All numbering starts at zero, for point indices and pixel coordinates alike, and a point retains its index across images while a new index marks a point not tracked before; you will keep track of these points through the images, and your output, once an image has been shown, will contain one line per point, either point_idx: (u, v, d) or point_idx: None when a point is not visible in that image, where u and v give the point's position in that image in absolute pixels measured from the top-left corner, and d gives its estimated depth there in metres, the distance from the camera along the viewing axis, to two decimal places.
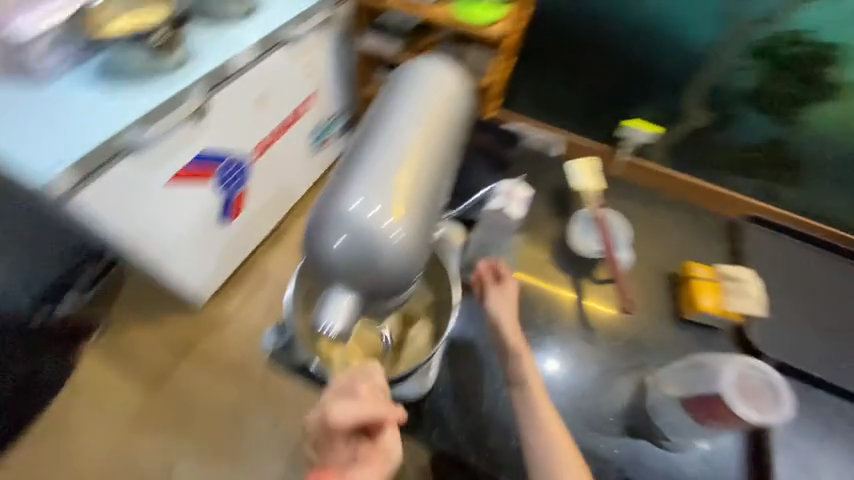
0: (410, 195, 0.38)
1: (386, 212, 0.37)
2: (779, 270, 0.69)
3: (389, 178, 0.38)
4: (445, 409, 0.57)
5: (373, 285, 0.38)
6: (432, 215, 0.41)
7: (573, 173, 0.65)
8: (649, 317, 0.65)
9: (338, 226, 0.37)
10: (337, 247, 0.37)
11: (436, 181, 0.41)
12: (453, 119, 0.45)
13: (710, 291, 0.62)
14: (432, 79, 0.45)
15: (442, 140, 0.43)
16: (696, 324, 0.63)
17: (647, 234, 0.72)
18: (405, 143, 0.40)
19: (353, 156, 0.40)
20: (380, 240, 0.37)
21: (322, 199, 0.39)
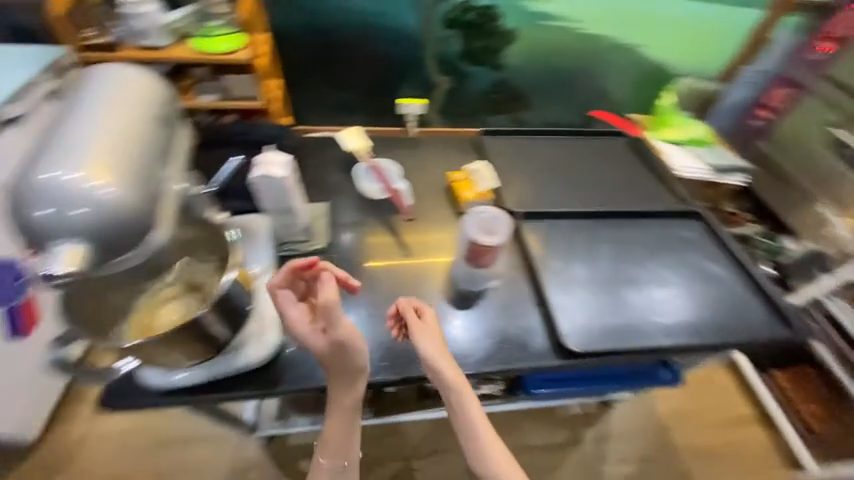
0: (104, 153, 0.42)
1: (82, 173, 0.41)
2: (516, 165, 0.97)
3: (81, 144, 0.42)
4: (300, 354, 0.65)
5: (109, 234, 0.42)
6: (138, 167, 0.45)
7: (343, 143, 0.90)
8: (435, 220, 0.85)
9: (47, 203, 0.40)
10: (50, 214, 0.40)
11: (134, 139, 0.45)
12: (148, 106, 0.50)
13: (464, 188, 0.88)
14: (123, 71, 0.51)
15: (140, 120, 0.48)
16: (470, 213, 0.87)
17: (421, 173, 0.94)
18: (90, 116, 0.45)
19: (41, 149, 0.43)
20: (88, 191, 0.41)
21: (26, 188, 0.41)
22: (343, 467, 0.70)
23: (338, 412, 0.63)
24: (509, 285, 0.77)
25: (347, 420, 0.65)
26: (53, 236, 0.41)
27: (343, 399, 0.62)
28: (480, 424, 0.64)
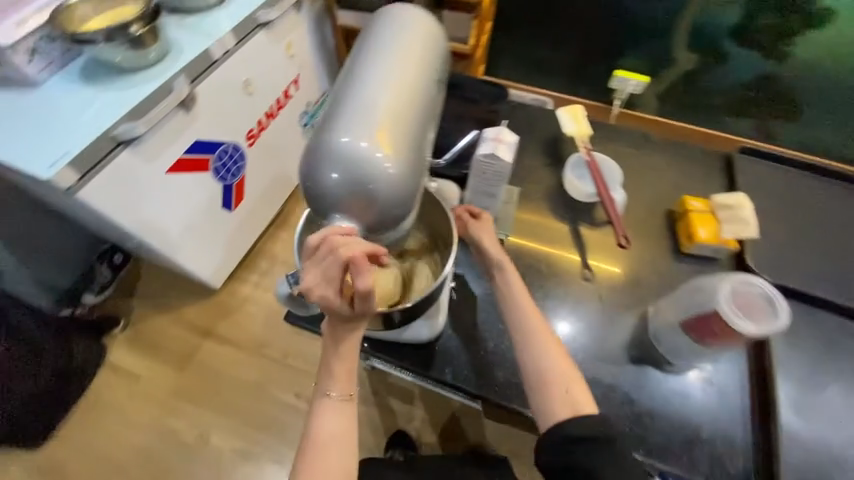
0: (395, 126, 0.37)
1: (374, 144, 0.36)
2: (780, 214, 0.72)
3: (377, 107, 0.37)
4: (456, 349, 0.63)
5: (380, 215, 0.37)
6: (419, 143, 0.39)
7: (563, 123, 0.73)
8: (645, 252, 0.69)
9: (332, 167, 0.36)
10: (334, 182, 0.36)
11: (420, 114, 0.39)
12: (431, 68, 0.43)
13: (706, 224, 0.65)
14: (413, 20, 0.44)
15: (423, 85, 0.41)
16: (693, 257, 0.67)
17: (637, 183, 0.75)
18: (385, 74, 0.39)
19: (333, 103, 0.39)
20: (376, 167, 0.35)
21: (314, 141, 0.37)
22: (349, 397, 0.55)
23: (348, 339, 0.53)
24: (718, 379, 0.61)
25: (353, 346, 0.54)
26: (326, 203, 0.38)
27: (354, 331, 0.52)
28: (518, 291, 0.58)
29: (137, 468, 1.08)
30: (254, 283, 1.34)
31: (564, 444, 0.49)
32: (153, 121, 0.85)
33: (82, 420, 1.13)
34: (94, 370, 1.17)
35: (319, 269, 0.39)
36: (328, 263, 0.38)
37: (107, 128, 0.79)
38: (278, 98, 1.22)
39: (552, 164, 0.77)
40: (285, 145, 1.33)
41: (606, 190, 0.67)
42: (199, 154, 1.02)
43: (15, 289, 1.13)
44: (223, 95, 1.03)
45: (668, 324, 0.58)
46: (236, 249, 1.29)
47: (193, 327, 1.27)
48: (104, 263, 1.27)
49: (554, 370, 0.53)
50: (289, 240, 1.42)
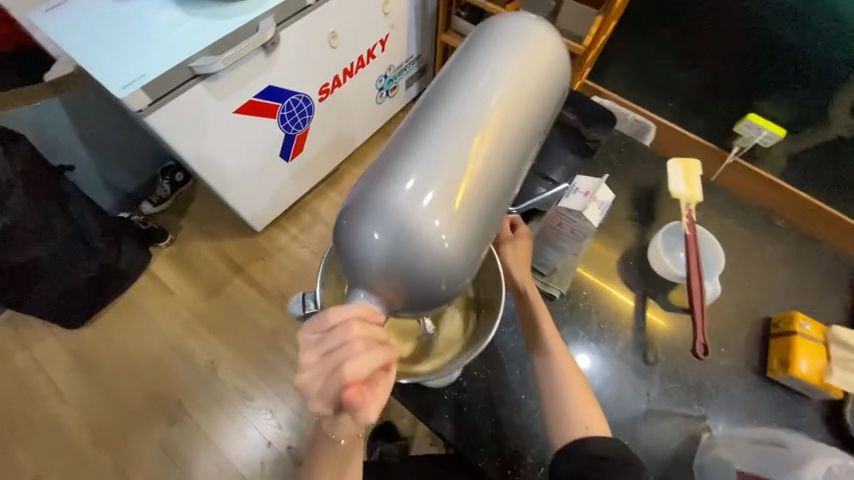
0: (464, 193, 0.29)
1: (432, 213, 0.28)
2: None
3: (448, 162, 0.29)
4: (465, 407, 0.52)
5: (418, 291, 0.31)
6: (489, 213, 0.31)
7: (673, 181, 0.60)
8: (721, 361, 0.56)
9: (374, 226, 0.29)
10: (373, 242, 0.29)
11: (501, 179, 0.31)
12: (532, 113, 0.33)
13: (813, 353, 0.53)
14: (528, 44, 0.34)
15: (517, 137, 0.32)
16: (780, 385, 0.55)
17: (738, 273, 0.62)
18: (473, 118, 0.30)
19: (397, 138, 0.31)
20: (426, 241, 0.28)
21: (364, 181, 0.31)
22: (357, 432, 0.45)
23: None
24: None
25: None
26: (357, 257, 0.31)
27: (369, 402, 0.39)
28: (535, 301, 0.52)
29: (151, 374, 1.17)
30: (292, 235, 1.35)
31: (582, 462, 0.43)
32: (232, 58, 0.81)
33: (118, 315, 1.24)
34: (137, 274, 1.27)
35: (328, 350, 0.31)
36: (341, 351, 0.30)
37: (185, 59, 0.77)
38: (360, 56, 1.15)
39: (639, 221, 0.65)
40: (356, 107, 1.28)
41: (699, 279, 0.54)
42: (269, 100, 1.00)
43: (88, 183, 1.22)
44: (306, 44, 0.98)
45: (721, 463, 0.46)
46: (281, 199, 1.29)
47: (228, 261, 1.31)
48: (166, 178, 1.33)
49: (568, 393, 0.48)
50: (335, 202, 1.40)
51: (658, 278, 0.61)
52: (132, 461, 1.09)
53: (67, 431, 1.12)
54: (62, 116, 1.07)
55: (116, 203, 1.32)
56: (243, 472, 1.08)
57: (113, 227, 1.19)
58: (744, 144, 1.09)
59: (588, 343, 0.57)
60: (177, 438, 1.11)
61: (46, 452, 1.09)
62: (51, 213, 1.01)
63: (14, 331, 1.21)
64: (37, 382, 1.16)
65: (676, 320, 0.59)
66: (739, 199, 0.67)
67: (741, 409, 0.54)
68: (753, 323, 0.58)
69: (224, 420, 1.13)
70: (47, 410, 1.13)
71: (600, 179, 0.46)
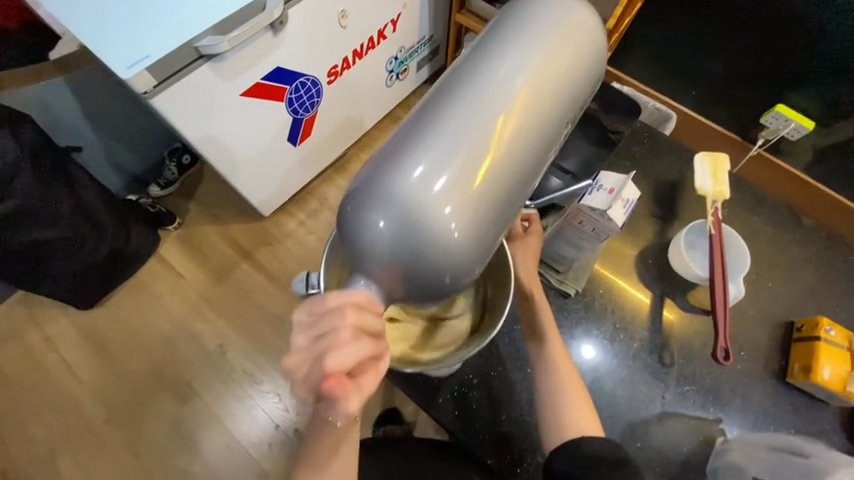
0: (473, 180, 0.27)
1: (437, 199, 0.26)
2: None
3: (464, 148, 0.27)
4: (471, 402, 0.52)
5: (420, 285, 0.28)
6: (502, 206, 0.29)
7: (699, 177, 0.57)
8: (739, 363, 0.55)
9: (376, 210, 0.27)
10: (376, 229, 0.27)
11: (516, 167, 0.29)
12: (560, 102, 0.31)
13: (837, 360, 0.51)
14: (563, 28, 0.31)
15: (541, 127, 0.30)
16: (798, 390, 0.53)
17: (761, 273, 0.60)
18: (492, 102, 0.28)
19: (412, 120, 0.29)
20: (433, 231, 0.26)
21: (371, 163, 0.29)
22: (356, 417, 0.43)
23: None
24: None
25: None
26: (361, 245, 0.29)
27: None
28: (539, 301, 0.51)
29: (162, 356, 1.19)
30: (299, 221, 1.34)
31: (578, 464, 0.43)
32: (238, 39, 0.78)
33: (129, 297, 1.25)
34: (146, 257, 1.27)
35: (317, 337, 0.28)
36: (331, 336, 0.28)
37: (189, 39, 0.74)
38: (370, 37, 1.11)
39: (659, 218, 0.62)
40: (365, 90, 1.24)
41: (722, 281, 0.52)
42: (276, 82, 0.97)
43: (96, 164, 1.22)
44: (314, 24, 0.94)
45: (737, 469, 0.45)
46: (289, 184, 1.27)
47: (236, 246, 1.31)
48: (174, 161, 1.32)
49: (566, 396, 0.48)
50: (343, 188, 1.38)
51: (677, 277, 0.59)
52: (145, 439, 1.12)
53: (81, 409, 1.15)
54: (67, 97, 1.05)
55: (125, 185, 1.32)
56: (251, 452, 1.11)
57: (121, 210, 1.18)
58: (771, 136, 1.04)
59: (601, 344, 0.56)
60: (188, 418, 1.14)
61: (63, 428, 1.13)
62: (59, 195, 1.01)
63: (28, 311, 1.23)
64: (51, 361, 1.19)
65: (693, 320, 0.57)
66: (766, 196, 0.64)
67: (756, 413, 0.53)
68: (774, 326, 0.57)
69: (233, 402, 1.15)
70: (61, 388, 1.16)
71: (627, 175, 0.43)
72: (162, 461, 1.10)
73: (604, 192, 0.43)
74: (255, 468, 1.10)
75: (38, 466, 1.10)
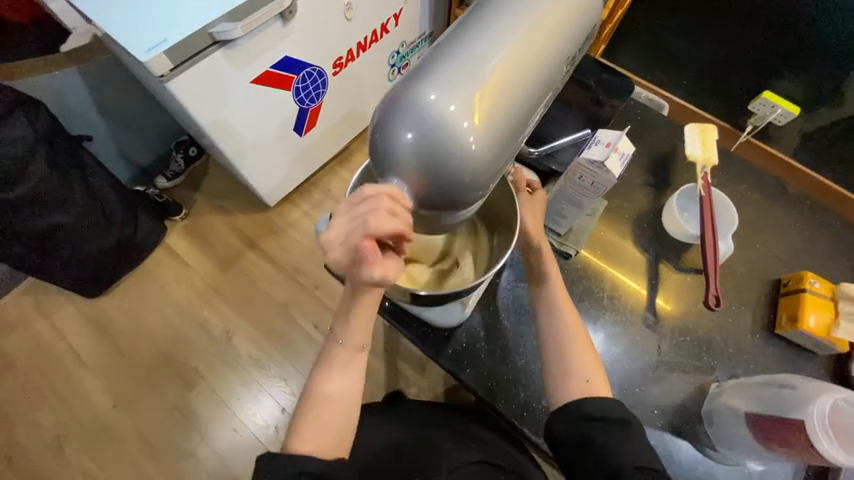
0: (500, 94, 0.27)
1: (465, 110, 0.26)
2: None
3: (490, 59, 0.27)
4: (479, 353, 0.56)
5: (444, 199, 0.28)
6: (522, 121, 0.29)
7: (687, 144, 0.61)
8: (730, 317, 0.59)
9: (405, 121, 0.26)
10: (405, 142, 0.26)
11: (536, 89, 0.29)
12: (576, 27, 0.31)
13: (821, 309, 0.54)
14: None
15: (560, 48, 0.30)
16: (785, 340, 0.57)
17: (750, 236, 0.63)
18: (516, 18, 0.28)
19: (437, 40, 0.29)
20: (461, 139, 0.26)
21: (396, 81, 0.28)
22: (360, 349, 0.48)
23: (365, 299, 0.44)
24: None
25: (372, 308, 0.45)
26: (385, 165, 0.29)
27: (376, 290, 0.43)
28: (547, 258, 0.54)
29: (168, 342, 1.21)
30: (304, 211, 1.37)
31: (580, 421, 0.45)
32: (250, 25, 0.82)
33: (136, 285, 1.27)
34: (153, 246, 1.29)
35: (361, 218, 0.31)
36: (372, 224, 0.30)
37: (205, 25, 0.78)
38: (374, 31, 1.15)
39: (653, 186, 0.66)
40: (368, 83, 1.28)
41: (713, 238, 0.55)
42: (285, 71, 1.01)
43: (105, 155, 1.24)
44: (321, 15, 0.98)
45: (731, 410, 0.50)
46: (295, 174, 1.30)
47: (241, 235, 1.33)
48: (180, 152, 1.35)
49: (574, 353, 0.49)
50: (346, 179, 1.42)
51: (672, 239, 0.63)
52: (152, 424, 1.13)
53: (88, 395, 1.15)
54: (79, 87, 1.08)
55: (132, 177, 1.35)
56: (257, 436, 1.12)
57: (129, 199, 1.21)
58: (758, 122, 1.08)
59: (601, 300, 0.59)
60: (194, 403, 1.15)
61: (69, 415, 1.13)
62: (72, 182, 1.03)
63: (35, 300, 1.24)
64: (57, 349, 1.20)
65: (688, 278, 0.61)
66: (753, 166, 0.68)
67: (747, 362, 0.56)
68: (761, 283, 0.61)
69: (239, 387, 1.17)
70: (68, 375, 1.17)
71: (622, 131, 0.48)
72: (168, 445, 1.11)
73: (603, 146, 0.48)
74: (261, 451, 1.11)
75: (43, 452, 1.10)
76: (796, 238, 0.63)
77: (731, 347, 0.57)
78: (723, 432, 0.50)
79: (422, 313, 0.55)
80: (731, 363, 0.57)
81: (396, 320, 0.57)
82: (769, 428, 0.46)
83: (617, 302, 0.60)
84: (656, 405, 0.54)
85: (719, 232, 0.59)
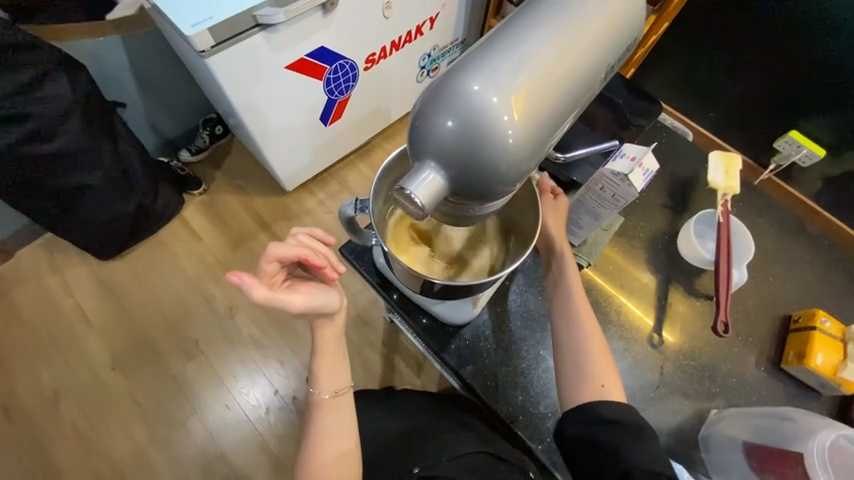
0: (540, 93, 0.28)
1: (507, 104, 0.27)
2: None
3: (534, 58, 0.28)
4: (483, 353, 0.56)
5: (477, 188, 0.29)
6: (558, 120, 0.30)
7: (711, 170, 0.61)
8: (736, 347, 0.58)
9: (448, 109, 0.27)
10: (445, 130, 0.27)
11: (574, 92, 0.30)
12: (616, 36, 0.32)
13: (829, 348, 0.54)
14: None
15: (600, 54, 0.31)
16: (790, 375, 0.57)
17: (764, 269, 0.63)
18: (562, 22, 0.29)
19: (482, 37, 0.30)
20: (500, 131, 0.27)
21: (440, 72, 0.29)
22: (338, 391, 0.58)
23: (330, 342, 0.57)
24: None
25: (337, 350, 0.59)
26: (421, 152, 0.29)
27: (333, 329, 0.57)
28: (567, 257, 0.55)
29: (172, 312, 1.23)
30: (319, 200, 1.38)
31: (593, 423, 0.46)
32: (294, 12, 0.85)
33: (148, 254, 1.29)
34: (169, 217, 1.32)
35: (294, 252, 0.47)
36: (311, 254, 0.48)
37: (251, 6, 0.81)
38: (409, 31, 1.17)
39: (672, 208, 0.66)
40: (397, 81, 1.30)
41: (727, 266, 0.55)
42: (318, 61, 1.03)
43: (135, 123, 1.28)
44: (361, 11, 1.00)
45: (729, 438, 0.50)
46: (316, 162, 1.33)
47: (256, 217, 1.35)
48: (207, 129, 1.38)
49: (588, 356, 0.50)
50: (364, 173, 1.43)
51: (684, 264, 0.63)
52: (147, 390, 1.15)
53: (89, 355, 1.17)
54: (119, 54, 1.12)
55: (158, 147, 1.38)
56: (248, 415, 1.13)
57: (153, 169, 1.24)
58: (781, 162, 1.07)
59: (609, 315, 0.60)
60: (191, 375, 1.16)
61: (68, 372, 1.15)
62: (102, 144, 1.07)
63: (50, 256, 1.27)
64: (65, 306, 1.22)
65: (697, 304, 0.61)
66: (773, 201, 0.68)
67: (749, 393, 0.56)
68: (771, 317, 0.60)
69: (236, 364, 1.18)
70: (71, 333, 1.19)
71: (648, 148, 0.48)
72: (161, 414, 1.12)
73: (628, 160, 0.48)
74: (250, 431, 1.11)
75: (40, 405, 1.12)
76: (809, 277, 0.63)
77: (735, 376, 0.57)
78: (720, 459, 0.50)
79: (431, 306, 0.55)
80: (733, 392, 0.56)
81: (401, 309, 0.58)
82: (768, 458, 0.46)
83: (624, 321, 0.59)
84: (655, 425, 0.54)
85: (735, 262, 0.59)
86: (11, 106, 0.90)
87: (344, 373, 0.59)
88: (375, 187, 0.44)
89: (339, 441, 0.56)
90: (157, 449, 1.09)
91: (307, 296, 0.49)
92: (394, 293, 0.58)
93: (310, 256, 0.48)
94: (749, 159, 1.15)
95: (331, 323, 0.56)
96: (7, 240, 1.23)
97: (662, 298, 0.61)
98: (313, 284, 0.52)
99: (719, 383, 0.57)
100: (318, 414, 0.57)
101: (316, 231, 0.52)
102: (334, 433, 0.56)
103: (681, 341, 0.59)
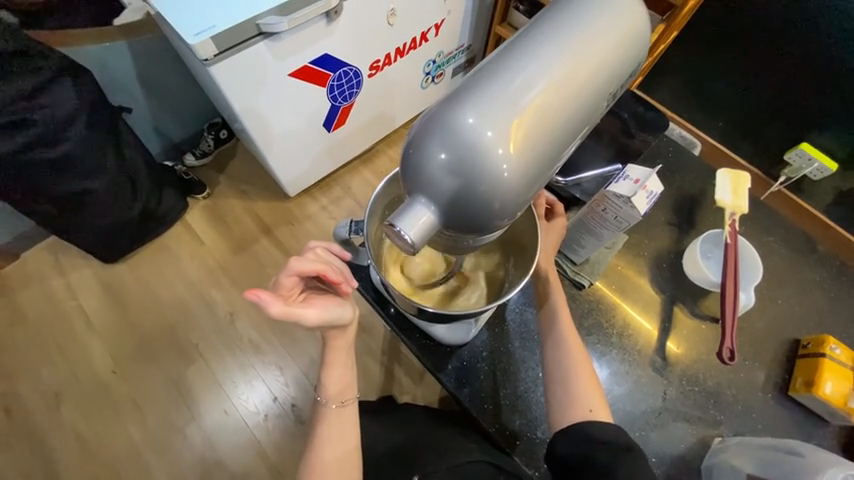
0: (537, 125, 0.27)
1: (502, 137, 0.26)
2: None
3: (531, 87, 0.27)
4: (479, 374, 0.55)
5: (471, 222, 0.28)
6: (558, 147, 0.29)
7: (717, 191, 0.60)
8: (742, 371, 0.57)
9: (441, 142, 0.26)
10: (437, 162, 0.26)
11: (574, 119, 0.29)
12: (620, 60, 0.31)
13: (838, 376, 0.52)
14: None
15: (603, 79, 0.30)
16: (798, 402, 0.55)
17: (772, 290, 0.62)
18: (561, 49, 0.28)
19: (479, 65, 0.29)
20: (493, 164, 0.26)
21: (434, 101, 0.28)
22: (343, 402, 0.58)
23: (337, 356, 0.57)
24: None
25: (347, 360, 0.58)
26: (413, 184, 0.28)
27: (338, 344, 0.56)
28: (552, 280, 0.55)
29: (173, 317, 1.23)
30: (321, 205, 1.38)
31: (587, 442, 0.46)
32: (297, 20, 0.84)
33: (151, 257, 1.30)
34: (173, 221, 1.32)
35: (313, 267, 0.46)
36: (329, 269, 0.47)
37: (255, 15, 0.80)
38: (413, 38, 1.16)
39: (676, 226, 0.65)
40: (401, 87, 1.30)
41: (733, 290, 0.53)
42: (322, 68, 1.03)
43: (141, 127, 1.29)
44: (365, 18, 1.00)
45: (731, 467, 0.48)
46: (321, 168, 1.33)
47: (258, 221, 1.36)
48: (211, 133, 1.38)
49: (578, 381, 0.50)
50: (366, 179, 1.43)
51: (690, 284, 0.61)
52: (147, 393, 1.15)
53: (91, 358, 1.18)
54: (125, 59, 1.12)
55: (163, 151, 1.39)
56: (247, 421, 1.13)
57: (157, 174, 1.24)
58: (793, 174, 1.05)
59: (609, 337, 0.58)
60: (191, 379, 1.17)
61: (69, 375, 1.16)
62: (106, 149, 1.07)
63: (54, 259, 1.28)
64: (68, 307, 1.23)
65: (703, 325, 0.59)
66: (782, 219, 0.66)
67: (756, 420, 0.55)
68: (778, 341, 0.59)
69: (235, 370, 1.18)
70: (73, 335, 1.20)
71: (652, 169, 0.47)
72: (161, 417, 1.13)
73: (631, 182, 0.47)
74: (249, 436, 1.11)
75: (41, 407, 1.13)
76: (816, 299, 0.61)
77: (741, 402, 0.55)
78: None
79: (427, 327, 0.55)
80: (739, 418, 0.55)
81: (398, 326, 0.58)
82: None
83: (618, 340, 0.58)
84: (655, 452, 0.53)
85: (744, 284, 0.58)
86: (17, 112, 0.90)
87: (352, 384, 0.59)
88: (370, 207, 0.44)
89: (340, 449, 0.56)
90: (155, 453, 1.10)
91: (322, 311, 0.49)
92: (390, 308, 0.58)
93: (325, 273, 0.47)
94: (758, 171, 1.13)
95: (338, 337, 0.55)
96: (12, 242, 1.24)
97: (665, 318, 0.59)
98: (328, 297, 0.51)
99: (723, 407, 0.55)
100: (322, 420, 0.57)
101: (333, 245, 0.52)
102: (335, 435, 0.56)
103: (683, 360, 0.57)
